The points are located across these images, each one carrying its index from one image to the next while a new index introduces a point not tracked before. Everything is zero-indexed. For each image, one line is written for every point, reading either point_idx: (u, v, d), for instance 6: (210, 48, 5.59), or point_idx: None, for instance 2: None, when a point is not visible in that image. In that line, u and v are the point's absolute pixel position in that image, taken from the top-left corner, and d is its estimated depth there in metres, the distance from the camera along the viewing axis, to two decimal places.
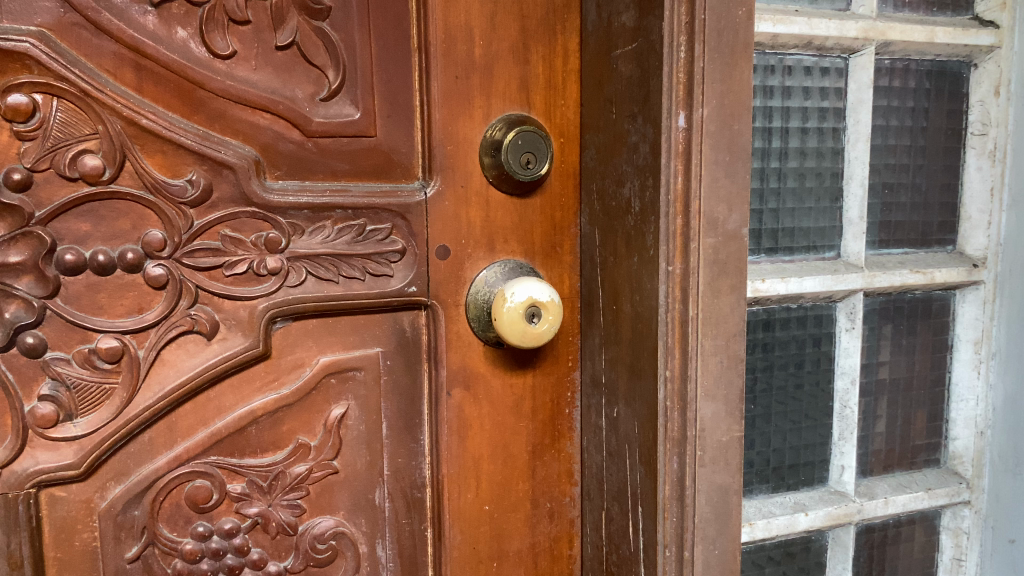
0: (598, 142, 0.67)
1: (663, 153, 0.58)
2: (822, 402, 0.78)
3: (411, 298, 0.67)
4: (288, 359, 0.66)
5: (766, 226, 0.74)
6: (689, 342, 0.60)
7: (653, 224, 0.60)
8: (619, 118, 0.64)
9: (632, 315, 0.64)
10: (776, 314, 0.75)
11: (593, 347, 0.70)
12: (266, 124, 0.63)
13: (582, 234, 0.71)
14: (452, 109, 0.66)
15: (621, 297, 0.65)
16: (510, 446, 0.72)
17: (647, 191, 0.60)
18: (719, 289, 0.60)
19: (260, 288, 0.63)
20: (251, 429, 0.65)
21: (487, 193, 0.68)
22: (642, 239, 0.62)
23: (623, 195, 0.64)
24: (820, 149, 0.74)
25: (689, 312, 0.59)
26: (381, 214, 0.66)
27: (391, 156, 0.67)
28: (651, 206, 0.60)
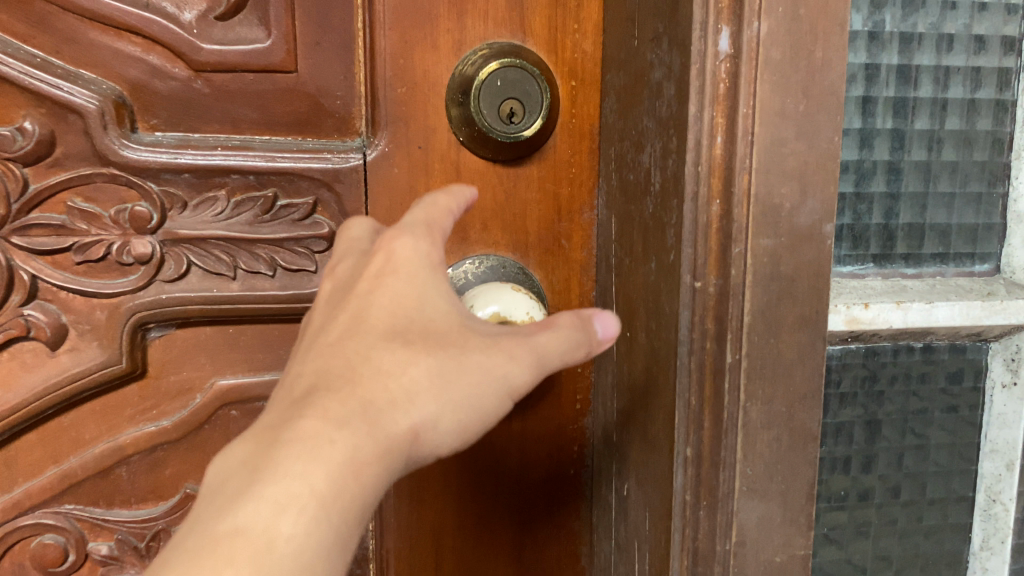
0: (620, 83, 0.45)
1: (691, 97, 0.35)
2: (956, 499, 0.47)
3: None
4: (172, 381, 0.48)
5: (873, 220, 0.43)
6: (724, 406, 0.37)
7: (673, 213, 0.37)
8: (642, 45, 0.41)
9: (645, 353, 0.41)
10: (887, 369, 0.45)
11: (604, 387, 0.49)
12: (138, 52, 0.45)
13: (600, 220, 0.49)
14: (405, 34, 0.46)
15: (636, 321, 0.42)
16: (485, 518, 0.51)
17: (671, 160, 0.37)
18: (779, 324, 0.37)
19: (123, 283, 0.45)
20: (120, 472, 0.48)
21: (458, 157, 0.48)
22: (661, 237, 0.39)
23: (642, 165, 0.41)
24: (976, 76, 0.42)
25: (726, 358, 0.36)
26: (298, 183, 0.46)
27: (318, 100, 0.47)
28: (675, 182, 0.37)
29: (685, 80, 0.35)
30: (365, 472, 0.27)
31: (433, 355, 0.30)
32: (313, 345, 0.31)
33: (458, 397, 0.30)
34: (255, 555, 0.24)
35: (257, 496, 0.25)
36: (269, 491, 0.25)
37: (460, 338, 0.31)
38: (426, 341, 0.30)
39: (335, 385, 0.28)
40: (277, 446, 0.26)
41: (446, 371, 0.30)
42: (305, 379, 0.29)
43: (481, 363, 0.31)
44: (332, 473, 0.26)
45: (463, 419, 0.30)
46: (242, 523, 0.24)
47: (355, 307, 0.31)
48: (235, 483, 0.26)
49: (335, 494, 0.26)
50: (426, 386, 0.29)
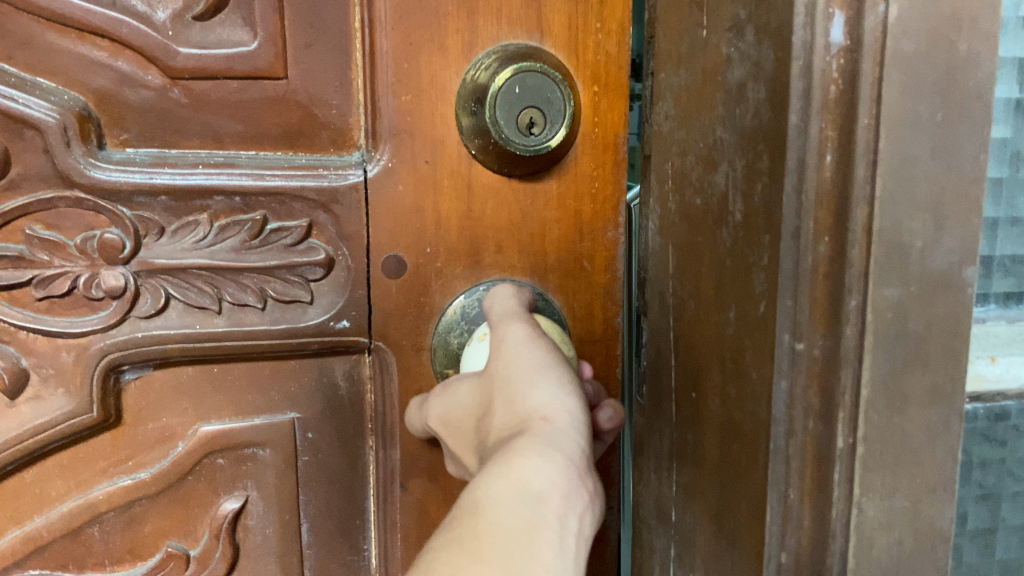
0: (680, 86, 0.39)
1: (793, 103, 0.28)
2: None
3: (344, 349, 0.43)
4: (149, 429, 0.42)
5: None
6: (832, 504, 0.30)
7: (764, 254, 0.31)
8: (711, 41, 0.36)
9: (721, 421, 0.36)
10: None
11: (659, 450, 0.44)
12: (104, 57, 0.39)
13: (653, 251, 0.44)
14: (409, 35, 0.41)
15: (706, 380, 0.37)
16: None
17: (759, 184, 0.31)
18: (904, 397, 0.29)
19: (91, 320, 0.40)
20: (92, 531, 0.43)
21: (470, 171, 0.42)
22: (744, 282, 0.33)
23: (715, 192, 0.36)
24: None
25: (839, 443, 0.30)
26: (290, 204, 0.41)
27: (311, 110, 0.42)
28: (767, 216, 0.31)
29: (783, 81, 0.29)
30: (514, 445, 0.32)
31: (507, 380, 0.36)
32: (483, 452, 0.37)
33: (543, 372, 0.35)
34: (472, 513, 0.29)
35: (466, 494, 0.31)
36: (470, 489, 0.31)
37: (499, 359, 0.37)
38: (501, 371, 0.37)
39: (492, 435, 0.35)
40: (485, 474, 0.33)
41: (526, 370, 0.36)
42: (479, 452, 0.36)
43: (511, 347, 0.37)
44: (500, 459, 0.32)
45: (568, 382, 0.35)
46: (461, 505, 0.30)
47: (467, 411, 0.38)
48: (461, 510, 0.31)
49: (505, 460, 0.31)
50: (534, 389, 0.35)
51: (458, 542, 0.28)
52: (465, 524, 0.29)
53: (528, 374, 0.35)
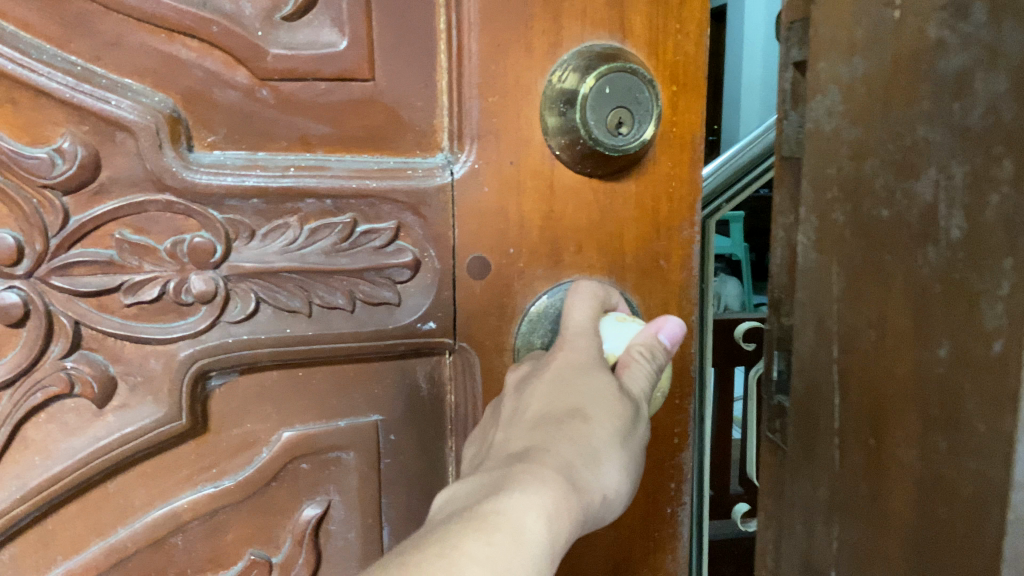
0: (855, 74, 0.34)
1: None
2: None
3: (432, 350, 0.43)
4: (232, 435, 0.42)
5: None
6: None
7: (1003, 280, 0.27)
8: (912, 17, 0.31)
9: (913, 476, 0.32)
10: None
11: (811, 500, 0.39)
12: (192, 57, 0.38)
13: (802, 269, 0.39)
14: (496, 37, 0.41)
15: (887, 430, 0.33)
16: (581, 567, 0.47)
17: (995, 195, 0.27)
18: None
19: (180, 326, 0.39)
20: (174, 541, 0.42)
21: (553, 172, 0.43)
22: (967, 311, 0.29)
23: (922, 199, 0.31)
24: None
25: None
26: (379, 206, 0.41)
27: (397, 111, 0.41)
28: (1010, 231, 0.27)
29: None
30: (574, 501, 0.33)
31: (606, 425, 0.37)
32: (512, 434, 0.37)
33: (625, 459, 0.36)
34: (513, 534, 0.30)
35: (513, 492, 0.32)
36: (518, 493, 0.32)
37: (607, 401, 0.37)
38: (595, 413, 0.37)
39: (548, 442, 0.35)
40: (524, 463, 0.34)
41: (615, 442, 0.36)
42: (515, 444, 0.36)
43: (605, 406, 0.37)
44: (559, 499, 0.32)
45: (626, 486, 0.37)
46: (503, 508, 0.31)
47: (544, 391, 0.38)
48: (489, 495, 0.32)
49: (560, 504, 0.32)
50: (611, 468, 0.36)
51: (490, 554, 0.29)
52: (506, 543, 0.30)
53: (608, 452, 0.36)
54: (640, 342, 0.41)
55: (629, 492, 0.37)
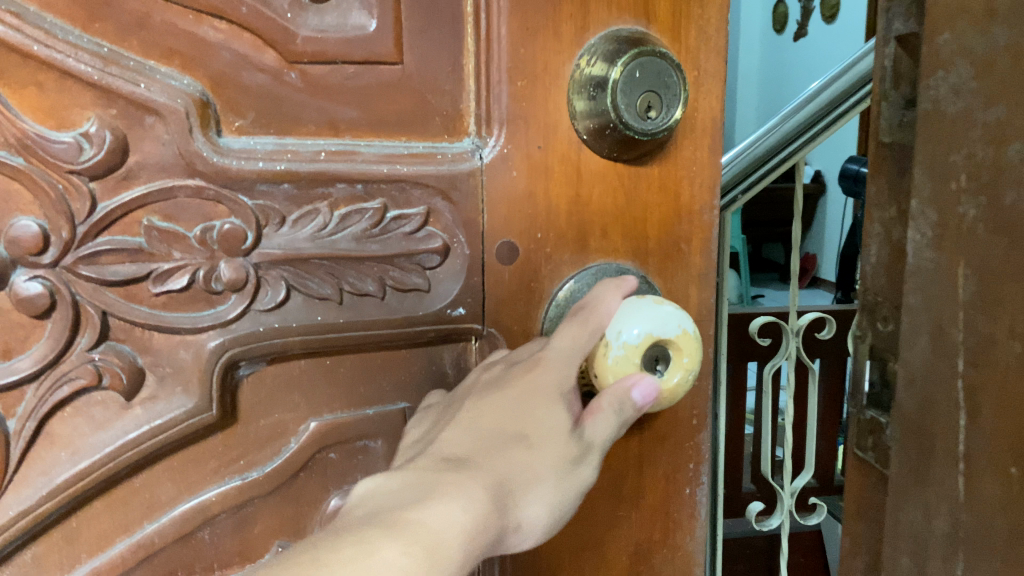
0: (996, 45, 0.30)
1: None
2: None
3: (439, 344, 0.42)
4: (261, 426, 0.41)
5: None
6: None
7: None
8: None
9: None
10: None
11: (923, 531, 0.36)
12: (220, 39, 0.37)
13: (914, 268, 0.36)
14: (525, 20, 0.41)
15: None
16: (604, 549, 0.47)
17: None
18: None
19: (211, 315, 0.38)
20: (202, 534, 0.41)
21: (580, 156, 0.43)
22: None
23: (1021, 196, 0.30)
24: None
25: None
26: (409, 191, 0.41)
27: (425, 95, 0.41)
28: None
29: None
30: (487, 527, 0.33)
31: (545, 457, 0.37)
32: (448, 439, 0.37)
33: (550, 496, 0.37)
34: (428, 546, 0.30)
35: (433, 504, 0.32)
36: (438, 507, 0.32)
37: (551, 431, 0.38)
38: (532, 445, 0.37)
39: (475, 462, 0.35)
40: (448, 475, 0.34)
41: (549, 478, 0.37)
42: (448, 450, 0.36)
43: (555, 437, 0.38)
44: (475, 521, 0.32)
45: (550, 522, 0.37)
46: (426, 520, 0.31)
47: (485, 405, 0.38)
48: (410, 498, 0.32)
49: (476, 529, 0.32)
50: (535, 502, 0.36)
51: (406, 561, 0.29)
52: (426, 554, 0.29)
53: (544, 480, 0.37)
54: (614, 392, 0.39)
55: (553, 524, 0.37)
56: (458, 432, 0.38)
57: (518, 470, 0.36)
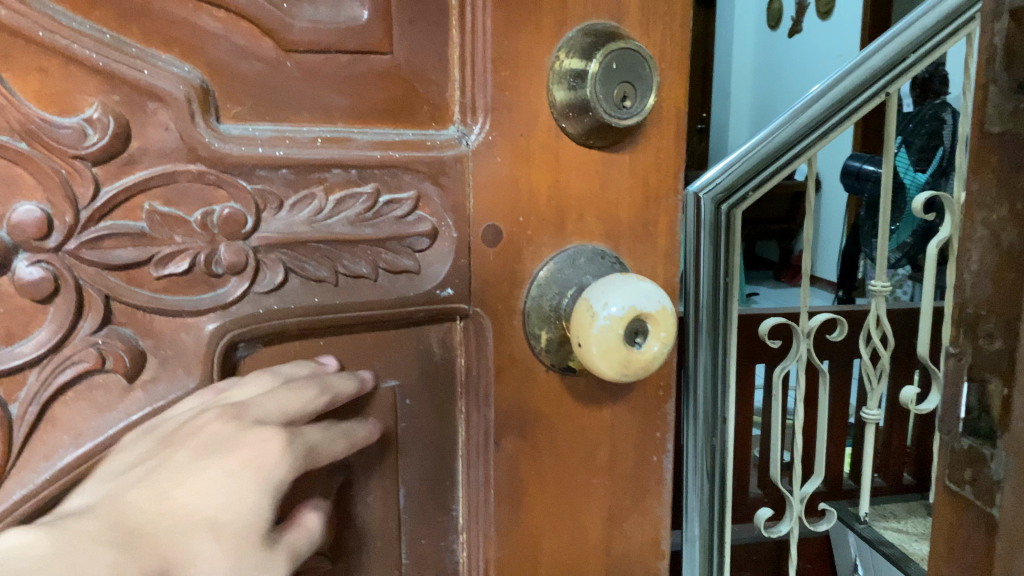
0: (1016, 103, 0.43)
1: None
2: None
3: (267, 416, 0.38)
4: None
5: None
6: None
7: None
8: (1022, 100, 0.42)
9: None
10: None
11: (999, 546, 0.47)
12: (219, 28, 0.38)
13: None
14: (509, 14, 0.43)
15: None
16: (580, 515, 0.50)
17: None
18: None
19: (211, 297, 0.39)
20: None
21: (559, 144, 0.45)
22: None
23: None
24: None
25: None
26: (401, 177, 0.42)
27: (413, 85, 0.43)
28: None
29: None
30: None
31: (205, 533, 0.35)
32: (133, 485, 0.35)
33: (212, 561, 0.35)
34: None
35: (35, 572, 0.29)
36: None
37: (209, 501, 0.36)
38: (200, 522, 0.35)
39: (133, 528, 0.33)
40: (103, 539, 0.32)
41: (213, 543, 0.35)
42: (123, 508, 0.34)
43: (238, 520, 0.36)
44: None
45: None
46: None
47: (184, 464, 0.36)
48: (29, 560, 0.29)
49: None
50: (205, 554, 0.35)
51: None
52: None
53: (211, 557, 0.35)
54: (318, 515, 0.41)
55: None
56: (164, 491, 0.35)
57: (171, 541, 0.34)
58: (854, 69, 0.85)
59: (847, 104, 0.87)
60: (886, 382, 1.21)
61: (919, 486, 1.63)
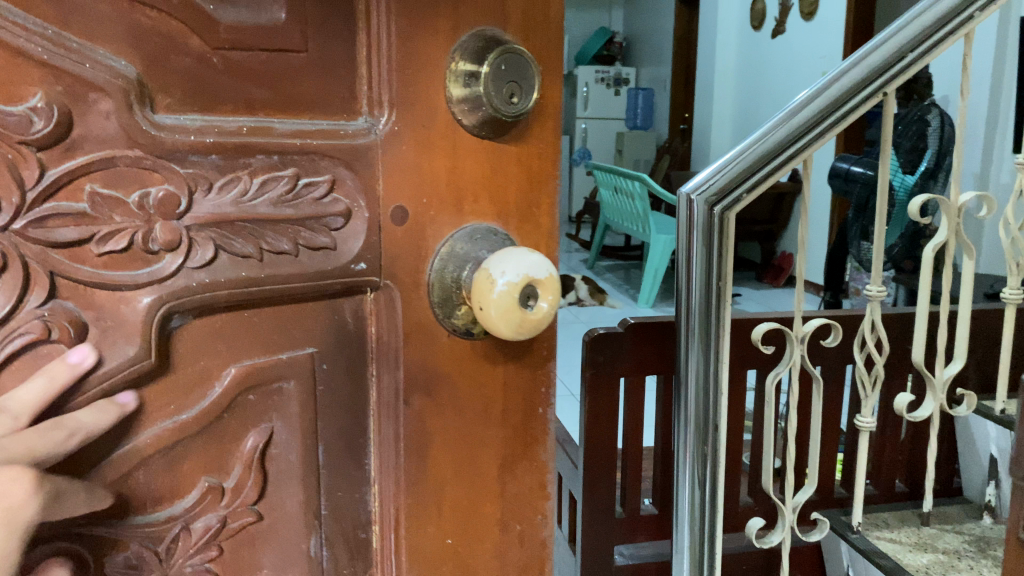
0: None
1: None
2: None
3: (13, 456, 0.38)
4: (190, 372, 0.46)
5: None
6: None
7: None
8: None
9: None
10: None
11: None
12: (151, 26, 0.42)
13: None
14: (411, 19, 0.49)
15: None
16: (479, 464, 0.56)
17: None
18: None
19: (149, 272, 0.43)
20: (137, 475, 0.45)
21: (456, 136, 0.51)
22: None
23: None
24: None
25: None
26: (318, 162, 0.47)
27: (326, 81, 0.48)
28: None
29: None
30: None
31: None
32: None
33: None
34: None
35: None
36: None
37: None
38: None
39: None
40: None
41: None
42: None
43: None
44: None
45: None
46: None
47: None
48: None
49: None
50: None
51: None
52: None
53: None
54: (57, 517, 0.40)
55: None
56: None
57: None
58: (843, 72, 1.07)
59: (842, 104, 1.07)
60: (881, 385, 1.35)
61: (914, 494, 1.72)
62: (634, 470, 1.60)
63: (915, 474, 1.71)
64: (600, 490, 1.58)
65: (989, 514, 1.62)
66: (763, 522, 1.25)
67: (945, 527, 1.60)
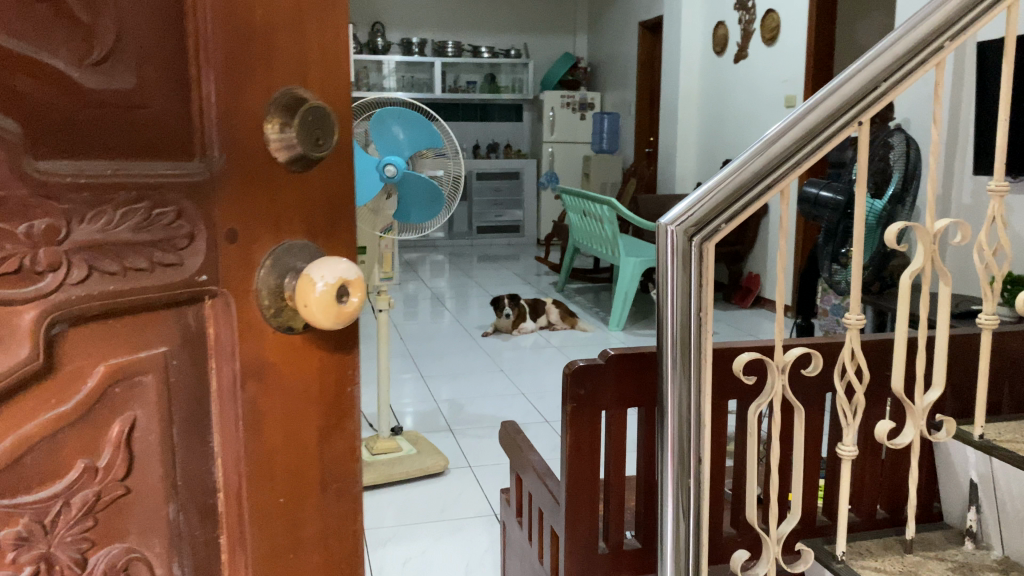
0: None
1: None
2: None
3: None
4: (67, 371, 0.55)
5: None
6: None
7: None
8: None
9: None
10: None
11: None
12: (28, 90, 0.51)
13: None
14: (234, 79, 0.61)
15: None
16: (302, 435, 0.69)
17: None
18: None
19: (36, 289, 0.52)
20: (26, 459, 0.54)
21: (271, 173, 0.64)
22: None
23: None
24: None
25: None
26: (165, 194, 0.59)
27: (168, 131, 0.59)
28: None
29: None
30: None
31: None
32: None
33: None
34: None
35: None
36: None
37: None
38: None
39: None
40: None
41: None
42: None
43: None
44: None
45: None
46: None
47: None
48: None
49: None
50: None
51: None
52: None
53: None
54: None
55: None
56: None
57: None
58: (811, 111, 1.28)
59: (812, 138, 1.28)
60: (859, 418, 1.52)
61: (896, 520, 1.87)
62: (617, 502, 1.73)
63: (893, 500, 1.86)
64: (581, 525, 1.71)
65: (970, 539, 1.70)
66: (746, 554, 1.46)
67: (929, 553, 1.67)
